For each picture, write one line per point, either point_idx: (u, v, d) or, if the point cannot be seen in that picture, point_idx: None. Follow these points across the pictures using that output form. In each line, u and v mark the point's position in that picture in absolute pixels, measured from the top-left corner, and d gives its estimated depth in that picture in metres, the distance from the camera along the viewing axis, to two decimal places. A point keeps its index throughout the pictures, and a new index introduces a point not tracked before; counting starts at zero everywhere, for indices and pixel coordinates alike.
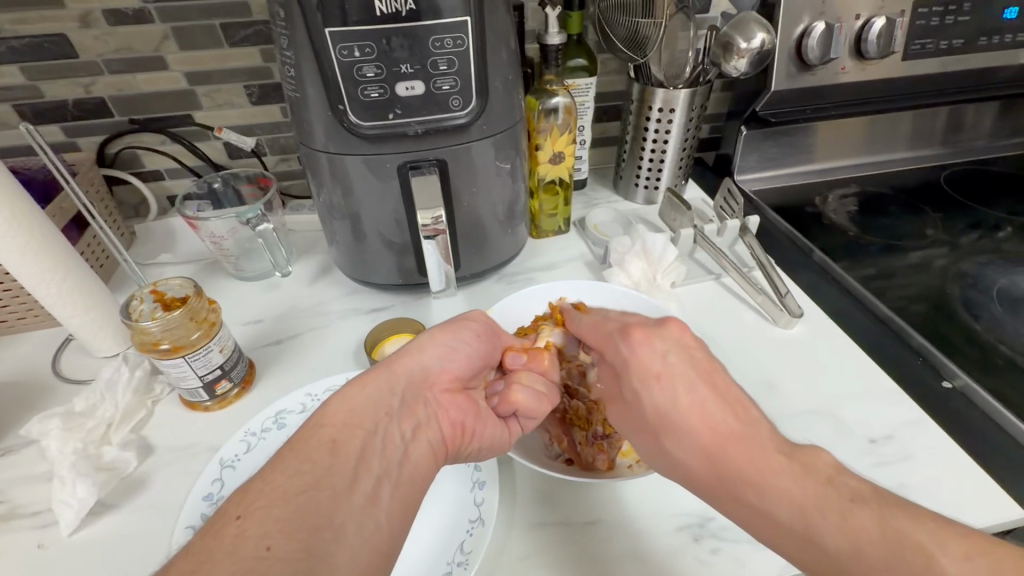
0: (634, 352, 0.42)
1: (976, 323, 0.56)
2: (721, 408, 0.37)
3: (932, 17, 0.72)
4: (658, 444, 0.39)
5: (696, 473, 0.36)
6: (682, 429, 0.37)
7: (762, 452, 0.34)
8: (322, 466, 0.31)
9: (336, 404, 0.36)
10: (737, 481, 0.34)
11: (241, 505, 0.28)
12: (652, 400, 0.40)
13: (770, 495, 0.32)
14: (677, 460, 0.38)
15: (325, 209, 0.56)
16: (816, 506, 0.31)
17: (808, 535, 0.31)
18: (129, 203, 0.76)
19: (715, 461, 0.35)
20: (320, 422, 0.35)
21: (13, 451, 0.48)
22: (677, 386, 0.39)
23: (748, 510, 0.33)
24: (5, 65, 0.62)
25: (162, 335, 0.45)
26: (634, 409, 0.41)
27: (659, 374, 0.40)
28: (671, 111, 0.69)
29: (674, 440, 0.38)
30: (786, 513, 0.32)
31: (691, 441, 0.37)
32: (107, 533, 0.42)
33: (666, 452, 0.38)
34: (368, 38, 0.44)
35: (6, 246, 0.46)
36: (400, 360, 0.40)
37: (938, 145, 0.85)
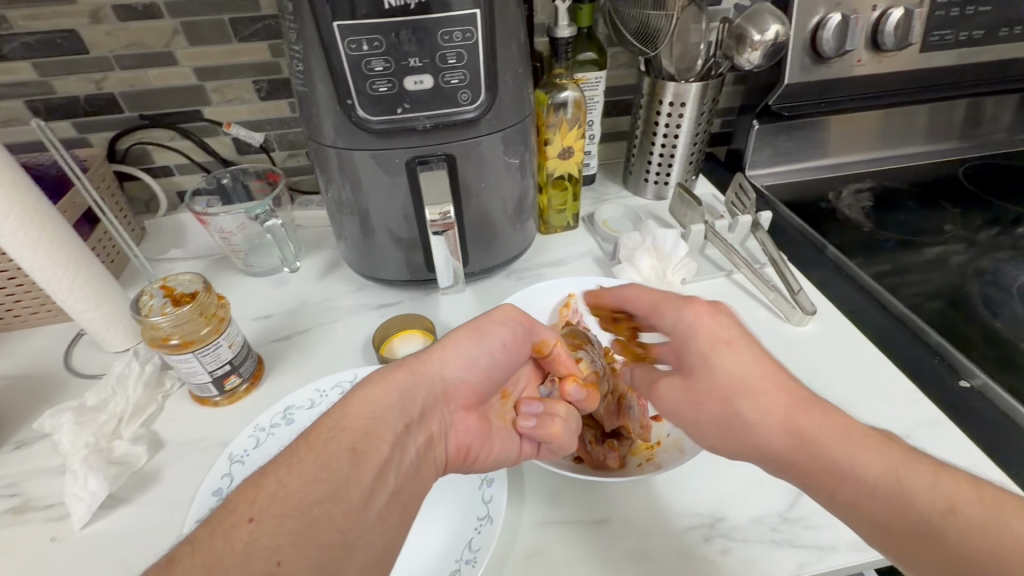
0: (693, 314, 0.38)
1: (994, 320, 0.55)
2: (784, 373, 0.36)
3: (951, 8, 0.70)
4: (730, 416, 0.35)
5: (774, 447, 0.34)
6: (759, 395, 0.35)
7: (833, 416, 0.34)
8: (340, 476, 0.30)
9: (357, 407, 0.34)
10: (820, 444, 0.33)
11: (252, 506, 0.28)
12: (722, 364, 0.36)
13: (857, 459, 0.32)
14: (754, 430, 0.35)
15: (334, 204, 0.56)
16: (900, 468, 0.32)
17: (900, 494, 0.31)
18: (140, 198, 0.76)
19: (798, 428, 0.33)
20: (340, 424, 0.33)
21: (26, 445, 0.49)
22: (747, 351, 0.36)
23: (834, 479, 0.32)
24: (17, 62, 0.62)
25: (172, 330, 0.46)
26: (694, 380, 0.38)
27: (730, 341, 0.37)
28: (682, 105, 0.68)
29: (751, 405, 0.34)
30: (874, 476, 0.32)
31: (774, 404, 0.34)
32: (117, 527, 0.43)
33: (743, 426, 0.35)
34: (377, 32, 0.43)
35: (19, 242, 0.46)
36: (424, 364, 0.38)
37: (956, 139, 0.84)
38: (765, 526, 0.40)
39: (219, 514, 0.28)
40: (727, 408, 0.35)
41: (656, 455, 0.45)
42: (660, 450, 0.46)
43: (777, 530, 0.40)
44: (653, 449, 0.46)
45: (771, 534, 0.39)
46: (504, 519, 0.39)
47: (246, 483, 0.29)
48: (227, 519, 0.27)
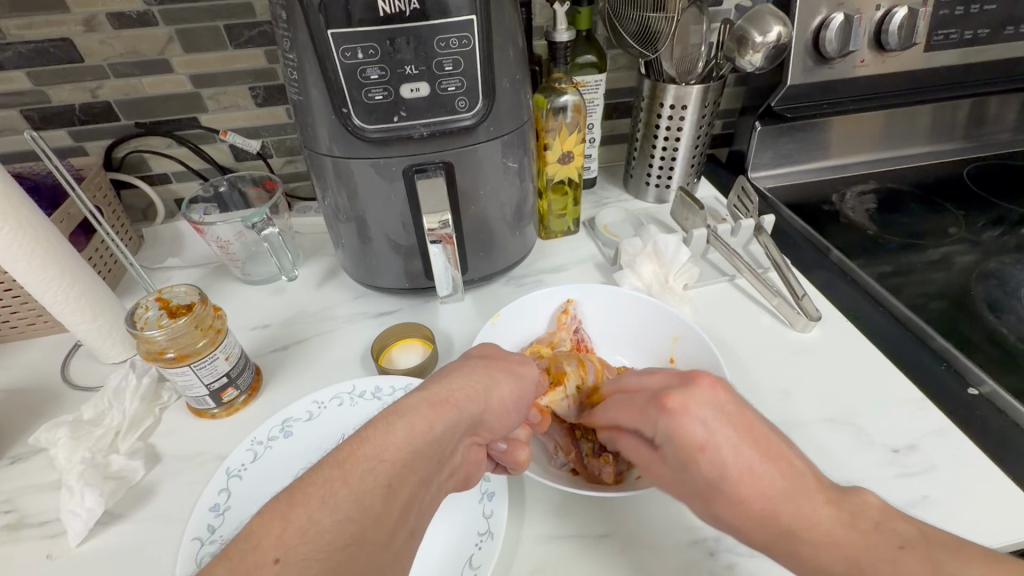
0: (675, 412, 0.34)
1: (1002, 322, 0.54)
2: (767, 467, 0.32)
3: (955, 6, 0.69)
4: (709, 513, 0.34)
5: (750, 538, 0.32)
6: (731, 495, 0.32)
7: (810, 510, 0.31)
8: (372, 516, 0.27)
9: (403, 434, 0.31)
10: (791, 542, 0.31)
11: (277, 542, 0.25)
12: (696, 469, 0.33)
13: (820, 546, 0.30)
14: (730, 525, 0.33)
15: (331, 211, 0.55)
16: (869, 560, 0.29)
17: None
18: (137, 206, 0.76)
19: (771, 521, 0.31)
20: (380, 454, 0.29)
21: (22, 459, 0.49)
22: (728, 451, 0.32)
23: (805, 572, 0.31)
24: (13, 70, 0.62)
25: (168, 344, 0.45)
26: (675, 473, 0.35)
27: (706, 444, 0.33)
28: (683, 108, 0.67)
29: (726, 510, 0.32)
30: (845, 572, 0.29)
31: (744, 509, 0.32)
32: (114, 543, 0.42)
33: (717, 516, 0.33)
34: (371, 40, 0.43)
35: (12, 254, 0.46)
36: (466, 396, 0.35)
37: (960, 139, 0.83)
38: None
39: (240, 548, 0.24)
40: (704, 506, 0.34)
41: None
42: None
43: None
44: None
45: None
46: (504, 535, 0.39)
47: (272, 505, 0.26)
48: (250, 552, 0.24)
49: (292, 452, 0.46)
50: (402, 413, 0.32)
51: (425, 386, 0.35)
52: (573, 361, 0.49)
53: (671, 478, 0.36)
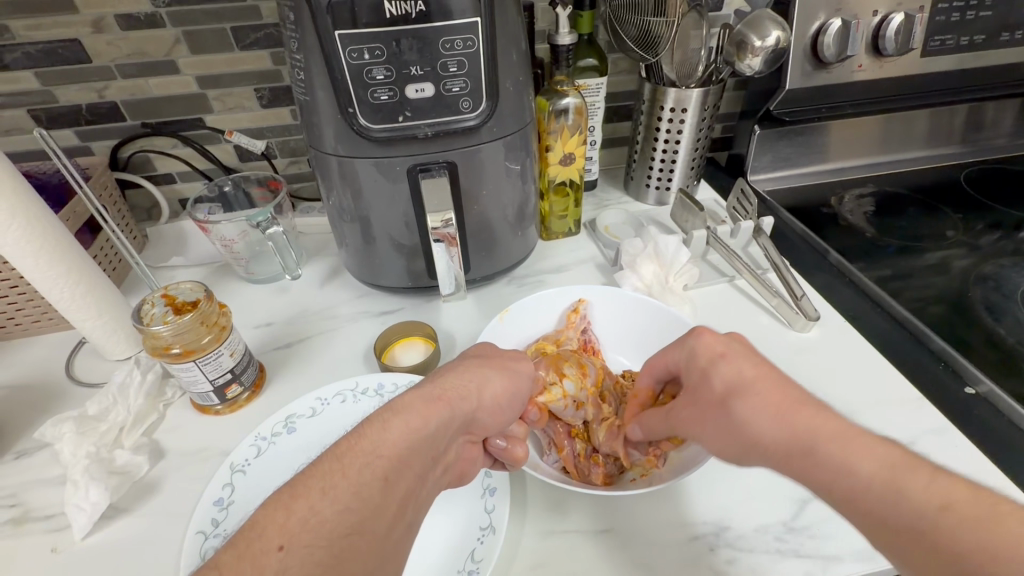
0: (698, 337, 0.38)
1: (998, 325, 0.55)
2: (785, 381, 0.34)
3: (952, 13, 0.70)
4: (725, 416, 0.34)
5: (771, 447, 0.32)
6: (752, 394, 0.33)
7: (834, 421, 0.31)
8: (371, 507, 0.29)
9: (397, 431, 0.32)
10: (815, 444, 0.30)
11: (283, 530, 0.26)
12: (714, 375, 0.35)
13: (848, 451, 0.30)
14: (751, 433, 0.33)
15: (335, 211, 0.56)
16: (899, 466, 0.28)
17: (890, 488, 0.28)
18: (142, 206, 0.77)
19: (795, 431, 0.31)
20: (377, 449, 0.31)
21: (27, 454, 0.49)
22: (743, 363, 0.35)
23: (830, 483, 0.30)
24: (20, 71, 0.63)
25: (173, 339, 0.45)
26: (697, 391, 0.37)
27: (725, 353, 0.36)
28: (684, 111, 0.68)
29: (747, 406, 0.33)
30: (872, 476, 0.28)
31: (764, 408, 0.32)
32: (118, 537, 0.42)
33: (737, 424, 0.33)
34: (378, 41, 0.43)
35: (20, 250, 0.46)
36: (459, 393, 0.36)
37: (957, 144, 0.84)
38: (770, 536, 0.40)
39: (246, 535, 0.26)
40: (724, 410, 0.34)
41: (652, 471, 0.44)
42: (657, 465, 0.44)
43: (782, 539, 0.39)
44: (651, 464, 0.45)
45: (776, 544, 0.39)
46: (506, 529, 0.39)
47: (276, 501, 0.27)
48: (256, 540, 0.26)
49: (296, 448, 0.47)
50: (395, 411, 0.33)
51: (421, 386, 0.36)
52: (575, 364, 0.49)
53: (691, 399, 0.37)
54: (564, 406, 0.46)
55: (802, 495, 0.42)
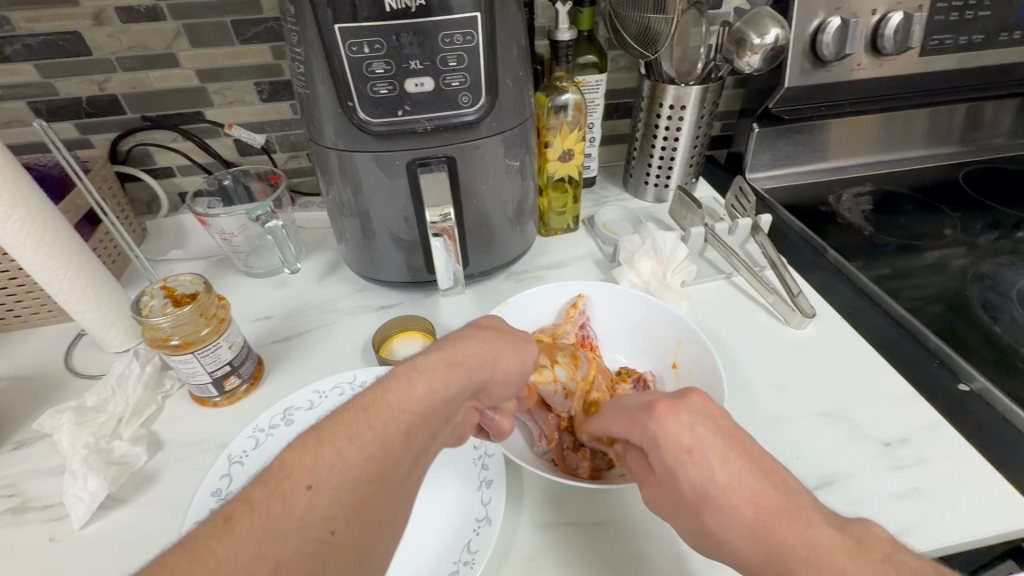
0: (657, 424, 0.35)
1: (993, 324, 0.55)
2: (756, 476, 0.32)
3: (951, 12, 0.70)
4: (700, 527, 0.33)
5: (749, 562, 0.31)
6: (721, 508, 0.31)
7: (811, 530, 0.29)
8: (392, 460, 0.29)
9: (419, 388, 0.32)
10: (791, 565, 0.29)
11: (311, 471, 0.27)
12: (681, 477, 0.33)
13: (828, 574, 0.28)
14: (724, 543, 0.32)
15: (334, 206, 0.56)
16: None
17: None
18: (141, 199, 0.77)
19: (769, 545, 0.30)
20: (401, 404, 0.31)
21: (26, 444, 0.49)
22: (713, 460, 0.32)
23: None
24: (21, 63, 0.63)
25: (172, 331, 0.46)
26: (665, 484, 0.35)
27: (691, 448, 0.33)
28: (683, 108, 0.68)
29: (716, 523, 0.31)
30: None
31: (733, 521, 0.31)
32: (116, 527, 0.43)
33: (712, 535, 0.32)
34: (377, 35, 0.43)
35: (20, 241, 0.46)
36: (478, 358, 0.37)
37: (956, 143, 0.84)
38: None
39: (274, 474, 0.26)
40: (697, 519, 0.33)
41: None
42: None
43: None
44: None
45: None
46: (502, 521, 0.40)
47: (303, 444, 0.28)
48: (283, 480, 0.26)
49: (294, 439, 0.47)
50: (419, 370, 0.33)
51: (441, 347, 0.36)
52: (569, 355, 0.49)
53: (661, 494, 0.35)
54: (553, 390, 0.46)
55: None
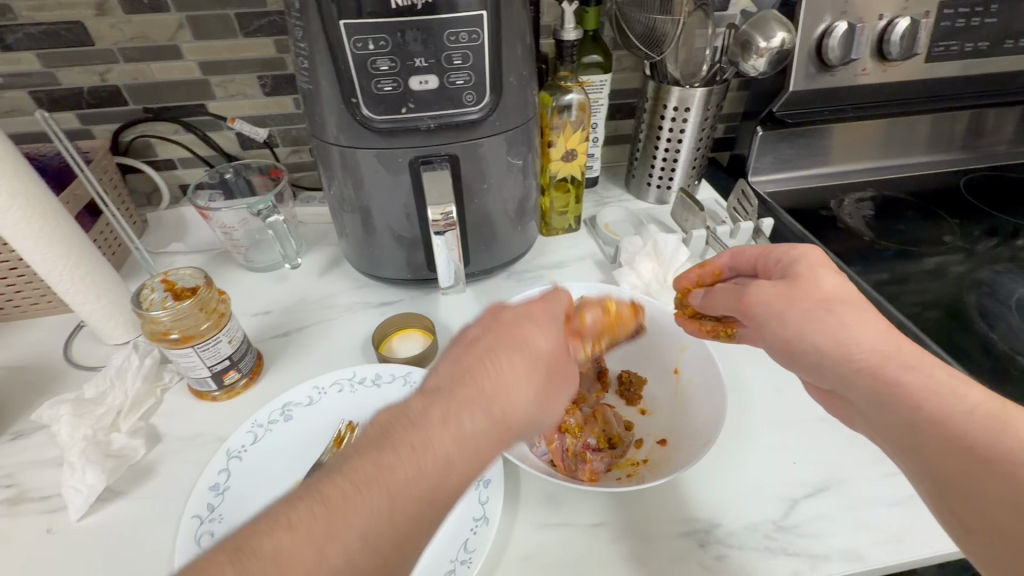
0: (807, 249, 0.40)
1: (991, 332, 0.55)
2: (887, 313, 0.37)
3: (958, 18, 0.70)
4: (828, 317, 0.35)
5: (866, 354, 0.34)
6: (859, 309, 0.36)
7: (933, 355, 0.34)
8: (412, 521, 0.27)
9: (454, 437, 0.29)
10: (917, 363, 0.33)
11: (324, 534, 0.24)
12: (823, 280, 0.37)
13: (952, 377, 0.32)
14: (850, 336, 0.34)
15: (336, 202, 0.56)
16: (995, 402, 0.31)
17: (985, 413, 0.30)
18: (142, 191, 0.76)
19: (895, 350, 0.33)
20: (430, 456, 0.28)
21: (24, 435, 0.49)
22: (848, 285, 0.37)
23: (925, 399, 0.31)
24: (22, 52, 0.62)
25: (172, 325, 0.46)
26: (796, 286, 0.37)
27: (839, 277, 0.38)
28: (687, 110, 0.68)
29: (853, 314, 0.35)
30: (969, 403, 0.30)
31: (872, 323, 0.35)
32: (115, 519, 0.43)
33: (838, 327, 0.35)
34: (382, 31, 0.43)
35: (21, 233, 0.46)
36: (524, 405, 0.32)
37: (957, 149, 0.84)
38: (759, 533, 0.40)
39: (290, 526, 0.24)
40: (823, 311, 0.36)
41: (639, 473, 0.45)
42: (644, 469, 0.46)
43: (771, 537, 0.40)
44: (637, 467, 0.46)
45: (765, 541, 0.40)
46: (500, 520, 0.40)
47: (322, 497, 0.25)
48: (299, 535, 0.24)
49: (293, 435, 0.47)
50: (449, 423, 0.29)
51: (490, 377, 0.32)
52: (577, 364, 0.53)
53: (785, 291, 0.37)
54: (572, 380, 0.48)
55: (792, 494, 0.43)
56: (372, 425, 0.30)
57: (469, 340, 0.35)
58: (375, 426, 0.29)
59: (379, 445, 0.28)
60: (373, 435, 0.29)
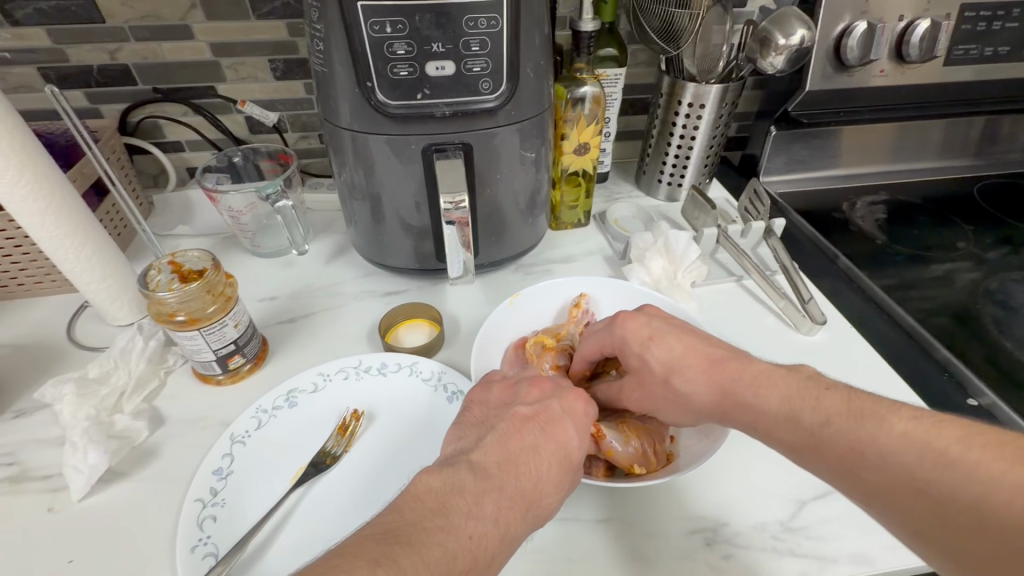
0: (622, 326, 0.43)
1: (1003, 339, 0.55)
2: (705, 345, 0.41)
3: (978, 22, 0.70)
4: (670, 393, 0.40)
5: (703, 405, 0.39)
6: (679, 370, 0.40)
7: (760, 369, 0.37)
8: None
9: (497, 529, 0.31)
10: (737, 396, 0.37)
11: None
12: (652, 354, 0.41)
13: (760, 395, 0.36)
14: (689, 400, 0.39)
15: (346, 188, 0.55)
16: (805, 400, 0.35)
17: (821, 432, 0.33)
18: (149, 172, 0.76)
19: (723, 395, 0.38)
20: (478, 542, 0.29)
21: (25, 414, 0.49)
22: (671, 340, 0.41)
23: (780, 434, 0.35)
24: (32, 27, 0.62)
25: (178, 306, 0.45)
26: (639, 373, 0.42)
27: (652, 336, 0.42)
28: (701, 106, 0.67)
29: (682, 382, 0.39)
30: (790, 417, 0.35)
31: (693, 380, 0.39)
32: (115, 501, 0.42)
33: (677, 396, 0.40)
34: (400, 14, 0.43)
35: (27, 209, 0.46)
36: (554, 495, 0.34)
37: (971, 156, 0.83)
38: (767, 534, 0.40)
39: None
40: (669, 391, 0.40)
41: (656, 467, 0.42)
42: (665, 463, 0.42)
43: (778, 538, 0.39)
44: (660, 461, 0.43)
45: (772, 542, 0.39)
46: None
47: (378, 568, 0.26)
48: None
49: (298, 420, 0.47)
50: (499, 519, 0.31)
51: (536, 467, 0.34)
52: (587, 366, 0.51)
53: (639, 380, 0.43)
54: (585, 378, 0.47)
55: (800, 497, 0.42)
56: (427, 493, 0.31)
57: (521, 420, 0.36)
58: (431, 496, 0.31)
59: (439, 522, 0.29)
60: (431, 507, 0.30)
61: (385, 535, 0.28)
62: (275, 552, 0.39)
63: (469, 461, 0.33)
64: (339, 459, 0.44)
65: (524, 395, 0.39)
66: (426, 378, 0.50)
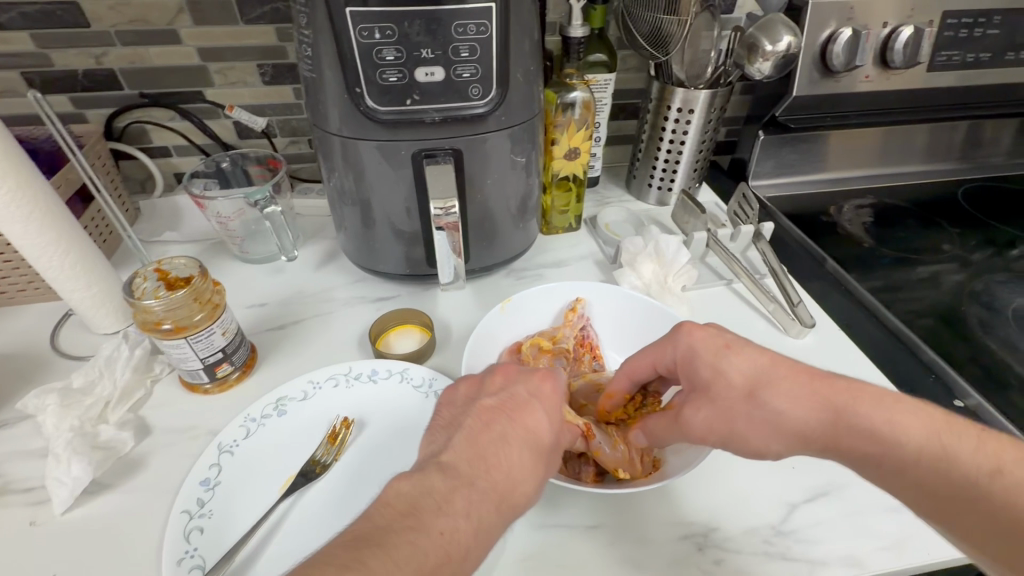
0: (687, 335, 0.40)
1: (988, 341, 0.56)
2: (795, 362, 0.37)
3: (960, 29, 0.71)
4: (759, 409, 0.36)
5: (807, 425, 0.34)
6: (771, 384, 0.36)
7: (865, 388, 0.34)
8: None
9: (471, 522, 0.30)
10: (847, 417, 0.33)
11: None
12: (735, 369, 0.37)
13: (883, 421, 0.32)
14: (780, 416, 0.35)
15: (336, 194, 0.55)
16: (934, 431, 0.31)
17: (958, 472, 0.30)
18: (135, 178, 0.75)
19: (831, 415, 0.33)
20: (449, 538, 0.29)
21: (7, 426, 0.48)
22: (753, 353, 0.38)
23: (902, 467, 0.31)
24: (15, 31, 0.61)
25: (165, 314, 0.44)
26: (712, 389, 0.38)
27: (733, 347, 0.38)
28: (691, 112, 0.68)
29: (776, 395, 0.35)
30: (919, 448, 0.31)
31: (794, 398, 0.35)
32: (100, 513, 0.42)
33: (768, 413, 0.35)
34: (389, 20, 0.42)
35: (9, 216, 0.45)
36: (531, 480, 0.34)
37: (955, 159, 0.84)
38: (759, 538, 0.40)
39: None
40: (754, 405, 0.36)
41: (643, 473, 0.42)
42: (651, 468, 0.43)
43: (770, 542, 0.40)
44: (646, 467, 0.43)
45: (764, 546, 0.39)
46: None
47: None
48: None
49: (287, 429, 0.47)
50: (471, 512, 0.30)
51: (506, 456, 0.34)
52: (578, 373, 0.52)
53: (708, 399, 0.38)
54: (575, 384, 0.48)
55: (792, 500, 0.42)
56: (397, 496, 0.30)
57: (487, 413, 0.36)
58: (401, 499, 0.30)
59: (409, 523, 0.29)
60: (401, 510, 0.29)
61: (354, 542, 0.27)
62: (264, 563, 0.38)
63: (437, 460, 0.33)
64: (329, 468, 0.44)
65: (488, 387, 0.38)
66: (417, 385, 0.49)
